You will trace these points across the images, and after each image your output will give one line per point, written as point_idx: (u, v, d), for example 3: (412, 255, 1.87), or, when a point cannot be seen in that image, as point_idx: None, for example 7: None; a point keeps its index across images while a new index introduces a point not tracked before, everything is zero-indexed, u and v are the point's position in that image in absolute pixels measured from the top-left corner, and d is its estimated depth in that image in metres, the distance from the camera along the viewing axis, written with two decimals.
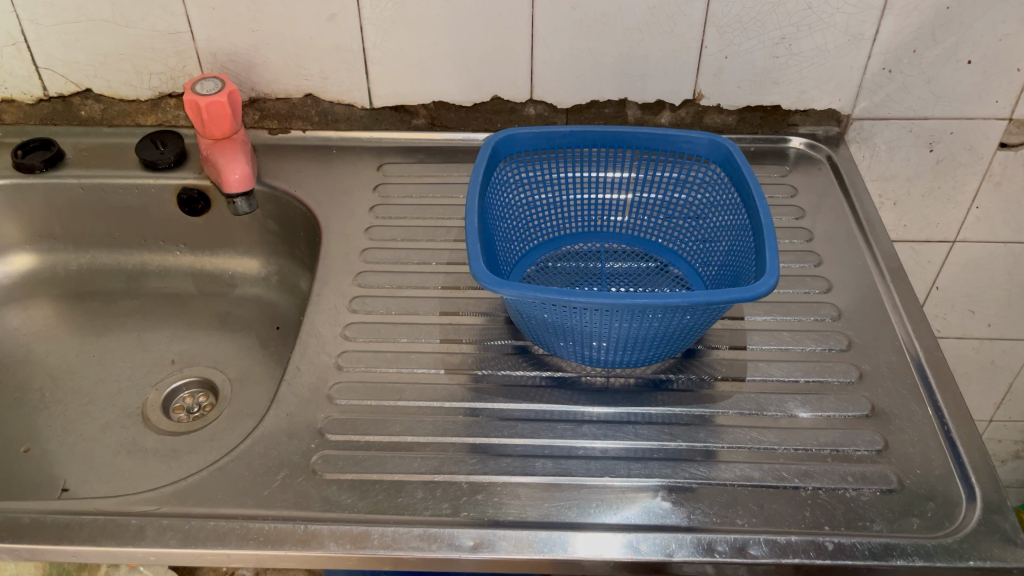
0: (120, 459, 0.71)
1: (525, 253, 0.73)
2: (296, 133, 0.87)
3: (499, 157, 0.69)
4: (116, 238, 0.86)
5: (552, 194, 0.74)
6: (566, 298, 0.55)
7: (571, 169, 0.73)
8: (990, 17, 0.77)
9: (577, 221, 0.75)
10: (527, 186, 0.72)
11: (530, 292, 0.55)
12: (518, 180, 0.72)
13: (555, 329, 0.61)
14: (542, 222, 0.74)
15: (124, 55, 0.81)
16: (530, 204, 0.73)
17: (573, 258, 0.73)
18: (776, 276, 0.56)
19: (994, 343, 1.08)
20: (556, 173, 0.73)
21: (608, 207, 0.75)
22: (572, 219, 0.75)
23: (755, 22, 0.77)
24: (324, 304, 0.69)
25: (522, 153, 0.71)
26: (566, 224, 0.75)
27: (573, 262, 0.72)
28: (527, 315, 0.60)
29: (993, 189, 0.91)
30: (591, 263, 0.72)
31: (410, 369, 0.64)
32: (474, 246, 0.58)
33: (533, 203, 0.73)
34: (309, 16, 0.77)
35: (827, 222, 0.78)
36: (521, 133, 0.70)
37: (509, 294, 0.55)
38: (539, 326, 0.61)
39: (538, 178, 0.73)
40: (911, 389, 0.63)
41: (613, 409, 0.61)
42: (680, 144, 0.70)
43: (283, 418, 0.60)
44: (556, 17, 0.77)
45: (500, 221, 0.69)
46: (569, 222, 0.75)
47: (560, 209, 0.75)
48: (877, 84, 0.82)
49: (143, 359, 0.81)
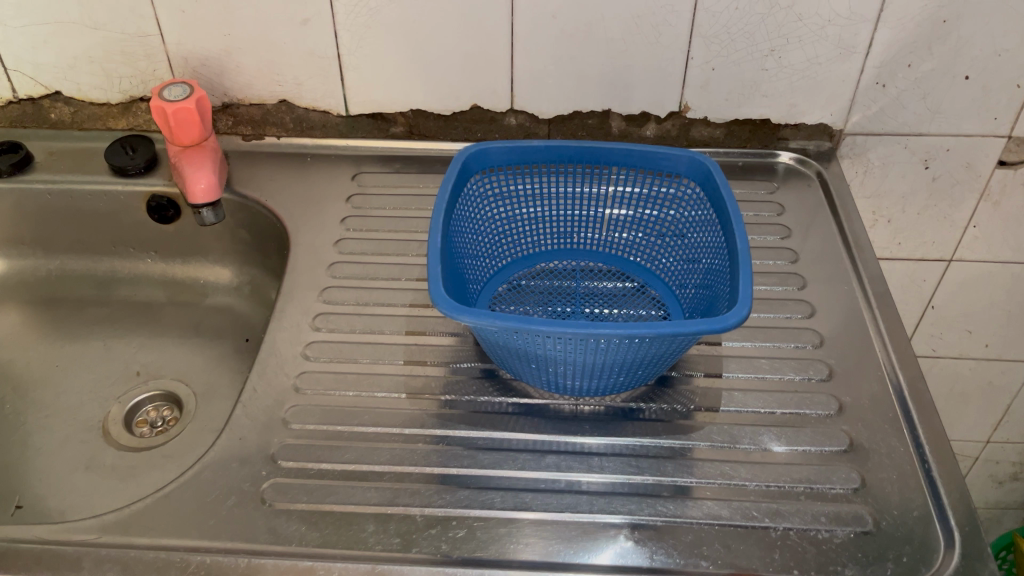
0: (77, 476, 0.69)
1: (496, 271, 0.71)
2: (270, 140, 0.85)
3: (471, 172, 0.67)
4: (85, 244, 0.84)
5: (527, 209, 0.71)
6: (530, 326, 0.52)
7: (548, 182, 0.71)
8: (988, 31, 0.74)
9: (553, 238, 0.73)
10: (501, 201, 0.70)
11: (493, 317, 0.53)
12: (490, 195, 0.69)
13: (520, 355, 0.58)
14: (517, 238, 0.72)
15: (94, 58, 0.79)
16: (503, 220, 0.71)
17: (548, 277, 0.71)
18: (750, 308, 0.53)
19: (991, 364, 1.05)
20: (531, 188, 0.71)
21: (585, 223, 0.72)
22: (548, 235, 0.73)
23: (743, 34, 0.74)
24: (286, 321, 0.67)
25: (495, 166, 0.69)
26: (543, 240, 0.73)
27: (546, 281, 0.70)
28: (490, 340, 0.58)
29: (992, 208, 0.88)
30: (565, 282, 0.70)
31: (371, 393, 0.62)
32: (433, 269, 0.56)
33: (507, 218, 0.71)
34: (282, 21, 0.75)
35: (814, 243, 0.75)
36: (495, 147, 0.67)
37: (468, 321, 0.53)
38: (501, 351, 0.59)
39: (512, 192, 0.70)
40: (892, 423, 0.60)
41: (581, 440, 0.59)
42: (660, 161, 0.68)
43: (235, 442, 0.58)
44: (537, 26, 0.74)
45: (469, 238, 0.67)
46: (545, 238, 0.73)
47: (536, 224, 0.72)
48: (870, 98, 0.79)
49: (109, 370, 0.79)
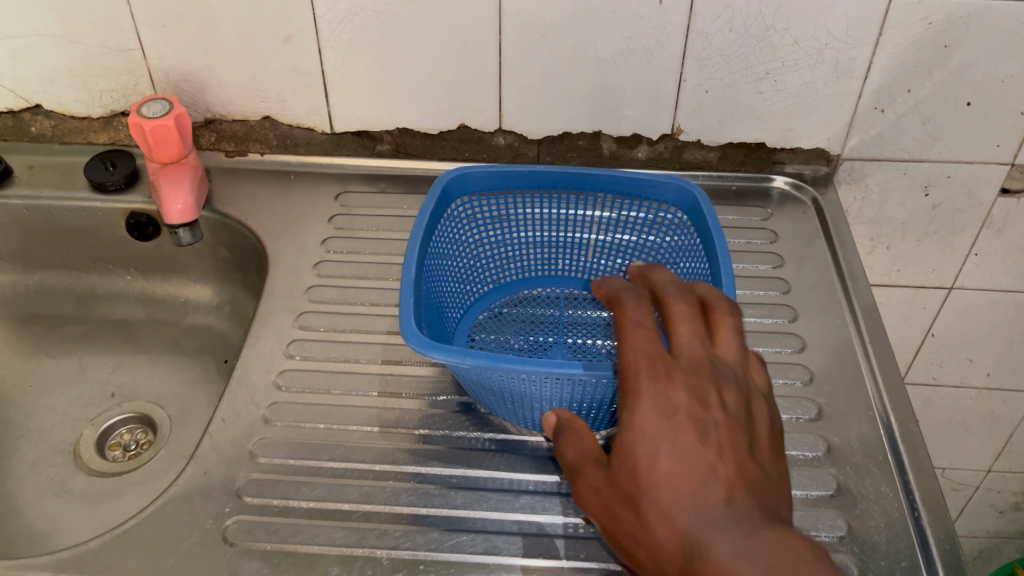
0: (44, 502, 0.68)
1: (479, 297, 0.69)
2: (253, 156, 0.83)
3: (451, 197, 0.65)
4: (63, 259, 0.82)
5: (512, 235, 0.70)
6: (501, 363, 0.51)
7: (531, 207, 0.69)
8: (992, 57, 0.71)
9: (539, 262, 0.71)
10: (484, 225, 0.68)
11: (465, 353, 0.51)
12: (473, 220, 0.68)
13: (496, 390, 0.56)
14: (501, 262, 0.70)
15: (73, 71, 0.77)
16: (487, 244, 0.69)
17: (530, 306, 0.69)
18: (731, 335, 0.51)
19: (993, 393, 1.02)
20: (516, 213, 0.69)
21: (572, 250, 0.71)
22: (534, 260, 0.71)
23: (737, 57, 0.72)
24: (259, 347, 0.65)
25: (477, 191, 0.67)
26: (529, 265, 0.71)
27: (529, 308, 0.69)
28: (465, 376, 0.56)
29: (994, 236, 0.86)
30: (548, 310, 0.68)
31: (342, 425, 0.60)
32: (406, 302, 0.54)
33: (490, 242, 0.69)
34: (266, 37, 0.73)
35: (808, 273, 0.73)
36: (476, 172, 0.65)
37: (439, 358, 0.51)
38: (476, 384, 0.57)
39: (496, 215, 0.69)
40: (882, 467, 0.58)
41: (559, 479, 0.57)
42: (647, 188, 0.65)
43: (199, 476, 0.56)
44: (525, 45, 0.72)
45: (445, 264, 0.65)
46: (530, 263, 0.71)
47: (521, 249, 0.71)
48: (868, 123, 0.77)
49: (84, 391, 0.78)
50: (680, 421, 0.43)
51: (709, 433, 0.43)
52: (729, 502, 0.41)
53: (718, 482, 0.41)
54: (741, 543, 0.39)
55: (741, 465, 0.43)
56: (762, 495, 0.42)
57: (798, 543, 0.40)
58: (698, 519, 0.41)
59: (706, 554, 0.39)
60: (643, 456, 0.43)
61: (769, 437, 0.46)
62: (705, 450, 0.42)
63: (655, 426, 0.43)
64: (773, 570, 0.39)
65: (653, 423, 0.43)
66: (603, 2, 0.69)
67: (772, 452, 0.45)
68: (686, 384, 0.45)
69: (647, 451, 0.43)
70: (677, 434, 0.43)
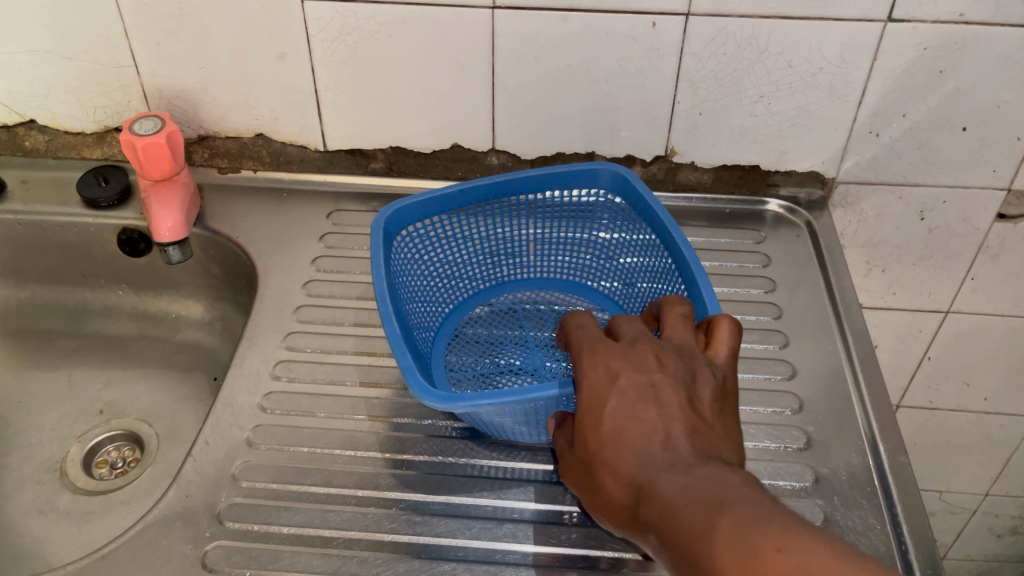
0: (28, 520, 0.67)
1: (446, 316, 0.71)
2: (246, 173, 0.83)
3: (406, 224, 0.65)
4: (55, 274, 0.82)
5: (471, 251, 0.71)
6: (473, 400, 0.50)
7: (502, 225, 0.71)
8: (988, 83, 0.71)
9: (499, 272, 0.74)
10: (444, 248, 0.69)
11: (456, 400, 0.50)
12: (433, 245, 0.69)
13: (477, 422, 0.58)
14: (462, 279, 0.72)
15: (67, 87, 0.77)
16: (448, 265, 0.70)
17: (507, 322, 0.70)
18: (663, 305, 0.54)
19: (990, 417, 1.01)
20: (473, 230, 0.70)
21: (530, 254, 0.73)
22: (494, 270, 0.73)
23: (731, 80, 0.72)
24: (246, 368, 0.65)
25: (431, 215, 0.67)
26: (489, 275, 0.73)
27: (497, 320, 0.71)
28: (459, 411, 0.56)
29: (991, 261, 0.85)
30: (514, 317, 0.71)
31: (327, 450, 0.59)
32: (398, 352, 0.53)
33: (450, 262, 0.70)
34: (259, 56, 0.73)
35: (801, 299, 0.72)
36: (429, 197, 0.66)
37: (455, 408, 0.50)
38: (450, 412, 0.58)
39: (465, 238, 0.70)
40: (870, 499, 0.57)
41: (542, 507, 0.56)
42: (592, 182, 0.68)
43: (180, 499, 0.56)
44: (518, 65, 0.72)
45: (413, 292, 0.66)
46: (491, 274, 0.73)
47: (480, 263, 0.72)
48: (863, 147, 0.76)
49: (73, 407, 0.78)
50: (620, 386, 0.46)
51: (649, 392, 0.45)
52: (668, 447, 0.43)
53: (657, 430, 0.44)
54: (675, 484, 0.42)
55: (682, 416, 0.44)
56: (705, 439, 0.44)
57: (735, 478, 0.42)
58: (640, 467, 0.43)
59: (650, 499, 0.42)
60: (591, 424, 0.46)
61: (725, 392, 0.47)
62: (640, 405, 0.45)
63: (596, 394, 0.46)
64: (708, 501, 0.40)
65: (596, 393, 0.46)
66: (596, 24, 0.69)
67: (725, 401, 0.47)
68: (625, 354, 0.47)
69: (593, 419, 0.46)
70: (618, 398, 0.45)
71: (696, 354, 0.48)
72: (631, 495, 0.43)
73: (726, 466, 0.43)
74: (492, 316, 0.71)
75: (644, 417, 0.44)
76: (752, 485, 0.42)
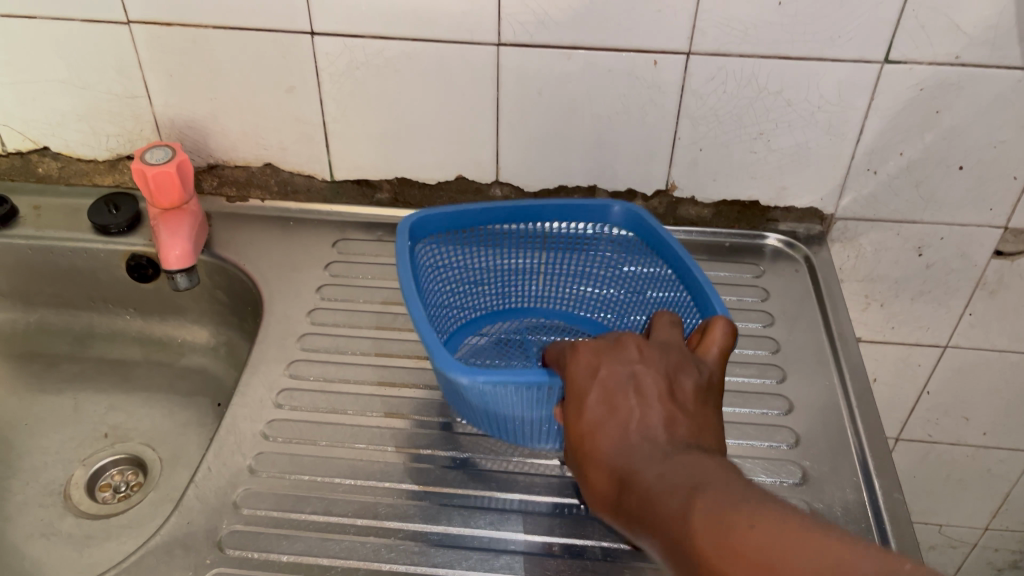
0: (31, 543, 0.68)
1: (457, 329, 0.72)
2: (254, 202, 0.85)
3: (426, 233, 0.68)
4: (65, 298, 0.84)
5: (490, 270, 0.73)
6: (476, 376, 0.52)
7: (514, 247, 0.72)
8: (984, 123, 0.72)
9: (515, 294, 0.75)
10: (462, 262, 0.71)
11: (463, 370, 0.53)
12: (453, 258, 0.71)
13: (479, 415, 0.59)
14: (478, 296, 0.74)
15: (81, 116, 0.79)
16: (465, 279, 0.72)
17: (514, 346, 0.71)
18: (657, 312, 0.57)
19: (990, 451, 1.02)
20: (493, 250, 0.72)
21: (546, 281, 0.74)
22: (510, 292, 0.75)
23: (731, 117, 0.73)
24: (250, 396, 0.66)
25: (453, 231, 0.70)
26: (504, 297, 0.75)
27: (505, 340, 0.72)
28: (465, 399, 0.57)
29: (989, 297, 0.86)
30: (524, 340, 0.72)
31: (328, 478, 0.60)
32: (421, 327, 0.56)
33: (468, 277, 0.72)
34: (269, 88, 0.75)
35: (799, 334, 0.73)
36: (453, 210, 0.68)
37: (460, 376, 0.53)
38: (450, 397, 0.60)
39: (478, 256, 0.72)
40: (863, 535, 0.58)
41: (537, 538, 0.57)
42: (613, 217, 0.70)
43: (182, 526, 0.57)
44: (521, 100, 0.74)
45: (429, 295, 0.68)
46: (506, 296, 0.75)
47: (496, 283, 0.74)
48: (861, 184, 0.78)
49: (78, 430, 0.79)
50: (603, 381, 0.49)
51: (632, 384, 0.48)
52: (646, 437, 0.46)
53: (636, 418, 0.47)
54: (653, 472, 0.44)
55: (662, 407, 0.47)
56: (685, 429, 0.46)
57: (711, 464, 0.43)
58: (619, 455, 0.46)
59: (631, 487, 0.44)
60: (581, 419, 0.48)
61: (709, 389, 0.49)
62: (620, 396, 0.48)
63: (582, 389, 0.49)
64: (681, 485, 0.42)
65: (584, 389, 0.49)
66: (599, 62, 0.70)
67: (709, 396, 0.49)
68: (611, 352, 0.50)
69: (582, 414, 0.49)
70: (602, 392, 0.48)
71: (681, 353, 0.51)
72: (614, 486, 0.46)
73: (705, 453, 0.45)
74: (500, 339, 0.72)
75: (623, 408, 0.47)
76: (727, 470, 0.43)
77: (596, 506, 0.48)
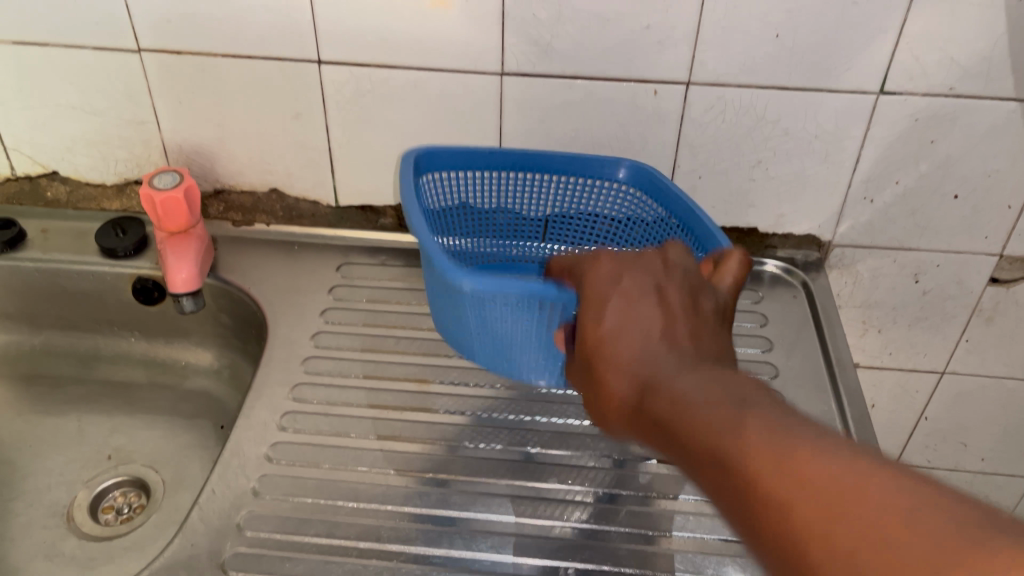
0: (34, 565, 0.68)
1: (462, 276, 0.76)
2: (259, 227, 0.86)
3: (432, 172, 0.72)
4: (70, 321, 0.84)
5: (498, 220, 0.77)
6: (477, 282, 0.58)
7: (523, 203, 0.76)
8: (978, 153, 0.73)
9: (521, 248, 0.78)
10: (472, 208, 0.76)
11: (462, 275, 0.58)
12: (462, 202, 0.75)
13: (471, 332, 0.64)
14: (485, 246, 0.78)
15: (90, 141, 0.80)
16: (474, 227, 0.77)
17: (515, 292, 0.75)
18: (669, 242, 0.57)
19: (988, 477, 1.02)
20: (501, 200, 0.76)
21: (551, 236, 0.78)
22: (516, 245, 0.78)
23: (729, 145, 0.75)
24: (254, 419, 0.67)
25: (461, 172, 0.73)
26: (510, 250, 0.78)
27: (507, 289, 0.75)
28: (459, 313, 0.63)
29: (985, 324, 0.87)
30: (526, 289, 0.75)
31: (330, 501, 0.60)
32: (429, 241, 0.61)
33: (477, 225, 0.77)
34: (276, 115, 0.76)
35: (797, 360, 0.74)
36: (459, 153, 0.72)
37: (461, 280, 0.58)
38: (454, 320, 0.65)
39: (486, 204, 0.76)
40: None
41: (538, 561, 0.57)
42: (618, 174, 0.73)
43: (186, 548, 0.57)
44: (524, 128, 0.75)
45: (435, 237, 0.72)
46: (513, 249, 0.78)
47: (504, 234, 0.78)
48: (858, 212, 0.79)
49: (81, 452, 0.79)
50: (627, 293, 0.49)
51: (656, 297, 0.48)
52: (672, 346, 0.45)
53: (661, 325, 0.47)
54: (679, 380, 0.43)
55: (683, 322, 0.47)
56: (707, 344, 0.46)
57: (737, 378, 0.43)
58: (643, 364, 0.45)
59: (654, 395, 0.43)
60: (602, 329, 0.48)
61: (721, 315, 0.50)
62: (645, 306, 0.48)
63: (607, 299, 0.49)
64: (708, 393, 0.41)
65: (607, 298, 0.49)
66: (599, 91, 0.72)
67: (724, 320, 0.50)
68: (634, 270, 0.51)
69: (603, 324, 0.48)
70: (625, 304, 0.48)
71: (696, 278, 0.51)
72: (634, 394, 0.45)
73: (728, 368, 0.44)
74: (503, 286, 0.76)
75: (648, 317, 0.47)
76: (752, 382, 0.42)
77: (608, 417, 0.47)
